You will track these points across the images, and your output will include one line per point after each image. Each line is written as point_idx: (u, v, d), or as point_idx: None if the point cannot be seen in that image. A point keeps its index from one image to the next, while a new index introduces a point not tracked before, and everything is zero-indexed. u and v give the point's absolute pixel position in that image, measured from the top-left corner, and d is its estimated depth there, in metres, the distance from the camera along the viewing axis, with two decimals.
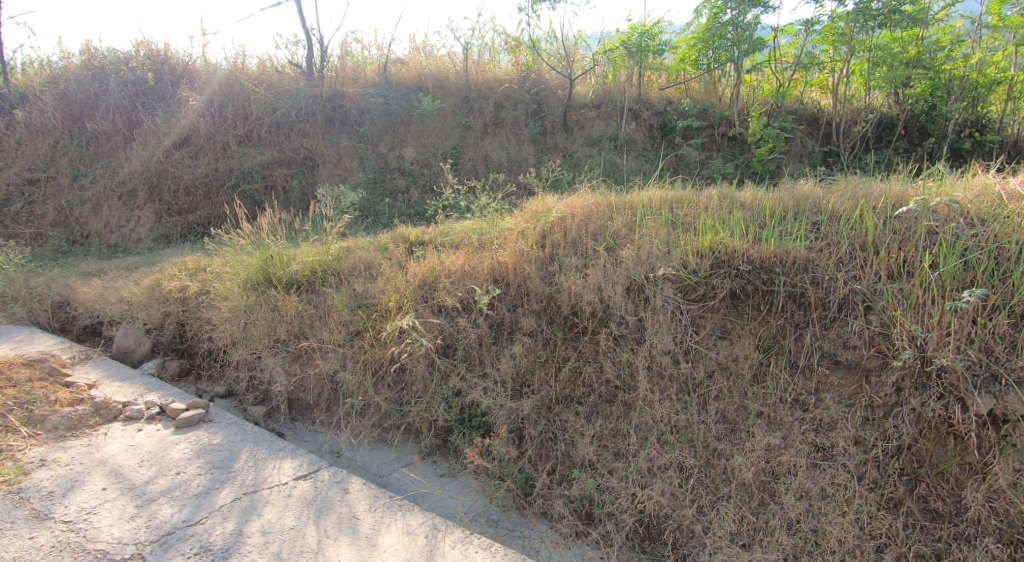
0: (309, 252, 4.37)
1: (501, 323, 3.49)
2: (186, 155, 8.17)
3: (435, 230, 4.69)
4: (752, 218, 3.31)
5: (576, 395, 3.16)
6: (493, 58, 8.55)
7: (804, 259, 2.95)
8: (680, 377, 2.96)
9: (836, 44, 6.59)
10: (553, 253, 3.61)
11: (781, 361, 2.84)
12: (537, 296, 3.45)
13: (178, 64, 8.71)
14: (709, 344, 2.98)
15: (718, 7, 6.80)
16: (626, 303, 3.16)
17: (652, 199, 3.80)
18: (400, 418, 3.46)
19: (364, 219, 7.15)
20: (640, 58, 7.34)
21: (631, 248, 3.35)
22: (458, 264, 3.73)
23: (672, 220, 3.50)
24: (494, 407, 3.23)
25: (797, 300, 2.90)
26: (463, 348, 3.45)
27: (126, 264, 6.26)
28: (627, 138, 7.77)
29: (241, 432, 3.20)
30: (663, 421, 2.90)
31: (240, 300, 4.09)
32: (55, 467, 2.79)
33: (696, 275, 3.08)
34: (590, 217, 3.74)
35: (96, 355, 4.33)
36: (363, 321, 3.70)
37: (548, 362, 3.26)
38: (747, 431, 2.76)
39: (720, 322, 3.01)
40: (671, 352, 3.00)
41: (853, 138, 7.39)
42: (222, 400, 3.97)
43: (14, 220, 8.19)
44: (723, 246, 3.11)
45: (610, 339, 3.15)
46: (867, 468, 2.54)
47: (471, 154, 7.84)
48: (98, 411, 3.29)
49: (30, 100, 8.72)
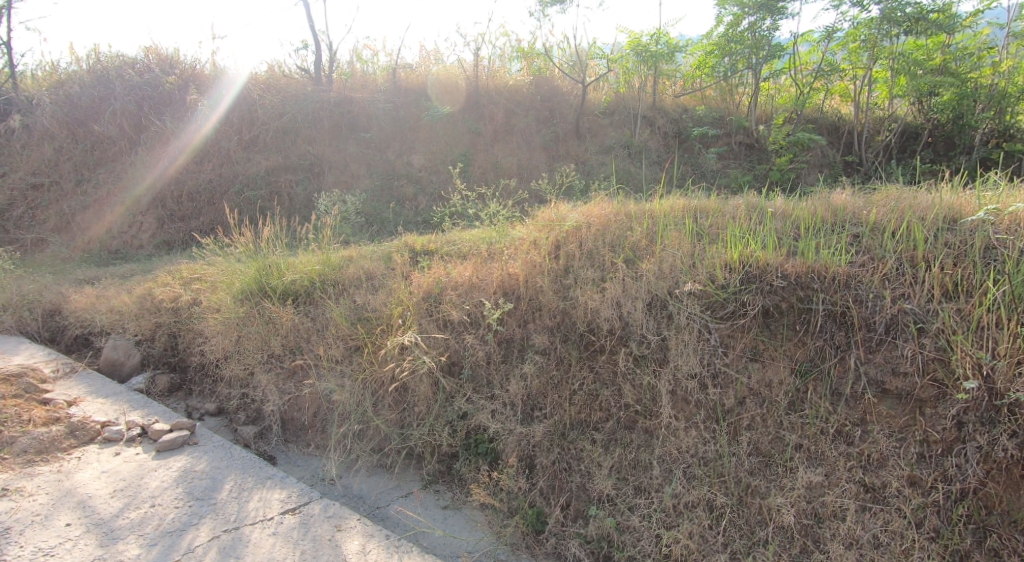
0: (309, 261, 4.15)
1: (510, 339, 3.24)
2: (190, 161, 7.97)
3: (443, 239, 4.46)
4: (784, 230, 3.06)
5: (593, 421, 2.89)
6: (504, 64, 8.27)
7: (845, 274, 2.67)
8: (708, 404, 2.70)
9: (859, 50, 6.43)
10: (567, 265, 3.37)
11: (820, 388, 2.56)
12: (550, 311, 3.20)
13: (186, 69, 8.54)
14: (739, 367, 2.72)
15: (735, 14, 6.60)
16: (648, 320, 2.92)
17: (674, 209, 3.56)
18: (400, 442, 3.19)
19: (370, 226, 6.90)
20: (652, 65, 7.22)
21: (652, 261, 3.10)
22: (465, 276, 3.50)
23: (696, 231, 3.26)
24: (503, 433, 2.97)
25: (837, 320, 2.63)
26: (470, 367, 3.20)
27: (123, 271, 6.04)
28: (641, 146, 7.55)
29: (227, 458, 2.96)
30: (690, 452, 2.63)
31: (233, 311, 3.86)
32: (18, 498, 2.55)
33: (725, 291, 2.84)
34: (607, 226, 3.49)
35: (82, 368, 4.12)
36: (363, 336, 3.45)
37: (561, 384, 3.01)
38: (786, 467, 2.48)
39: (752, 342, 2.75)
40: (696, 376, 2.75)
41: (875, 147, 7.16)
42: (213, 418, 3.73)
43: (16, 226, 8.01)
44: (755, 260, 2.86)
45: (630, 359, 2.91)
46: (926, 514, 2.26)
47: (480, 160, 7.63)
48: (74, 433, 3.06)
49: (37, 105, 8.60)
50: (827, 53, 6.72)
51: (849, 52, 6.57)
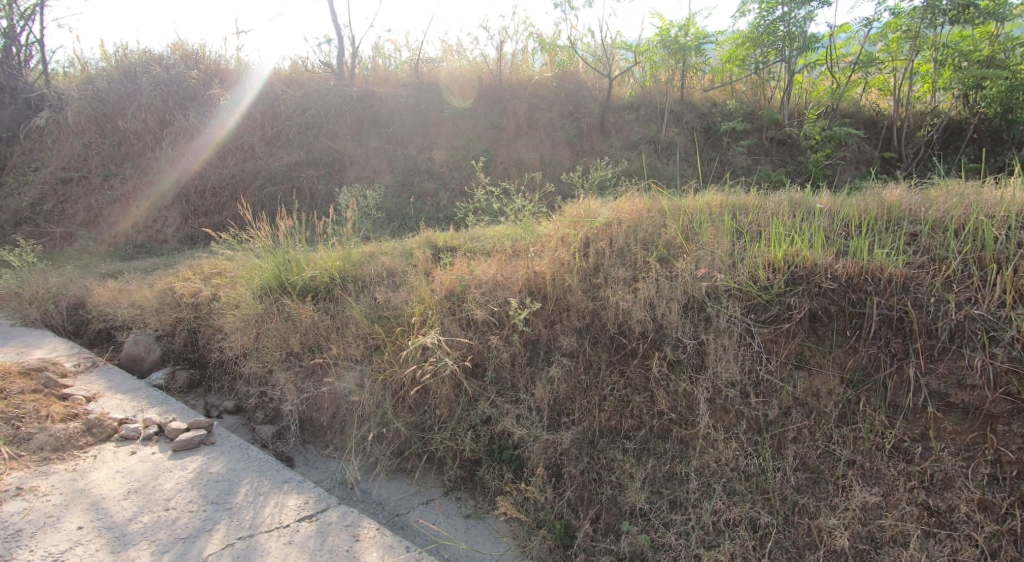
0: (330, 257, 4.04)
1: (537, 341, 3.11)
2: (214, 155, 7.95)
3: (466, 236, 4.33)
4: (831, 228, 2.87)
5: (624, 429, 2.75)
6: (527, 58, 8.12)
7: (903, 276, 2.47)
8: (750, 414, 2.53)
9: (899, 41, 6.13)
10: (597, 263, 3.20)
11: (874, 400, 2.38)
12: (578, 311, 3.06)
13: (211, 64, 8.53)
14: (783, 375, 2.55)
15: (767, 4, 6.37)
16: (684, 323, 2.76)
17: (710, 205, 3.37)
18: (421, 446, 3.07)
19: (391, 222, 6.80)
20: (680, 58, 7.00)
21: (688, 261, 2.93)
22: (490, 274, 3.36)
23: (735, 229, 3.08)
24: (528, 439, 2.83)
25: (894, 325, 2.43)
26: (494, 369, 3.07)
27: (145, 265, 6.04)
28: (668, 142, 7.35)
29: (244, 459, 2.87)
30: (730, 466, 2.47)
31: (252, 307, 3.77)
32: (31, 498, 2.48)
33: (768, 293, 2.67)
34: (639, 223, 3.31)
35: (103, 363, 4.07)
36: (384, 335, 3.33)
37: (591, 389, 2.87)
38: (837, 485, 2.31)
39: (797, 349, 2.57)
40: (737, 384, 2.58)
41: (916, 144, 6.91)
42: (231, 416, 3.65)
43: (46, 220, 8.12)
44: (802, 260, 2.68)
45: (664, 364, 2.75)
46: (1000, 544, 2.09)
47: (502, 156, 7.49)
48: (91, 430, 2.99)
49: (67, 100, 8.68)
50: (864, 45, 6.44)
51: (889, 43, 6.28)
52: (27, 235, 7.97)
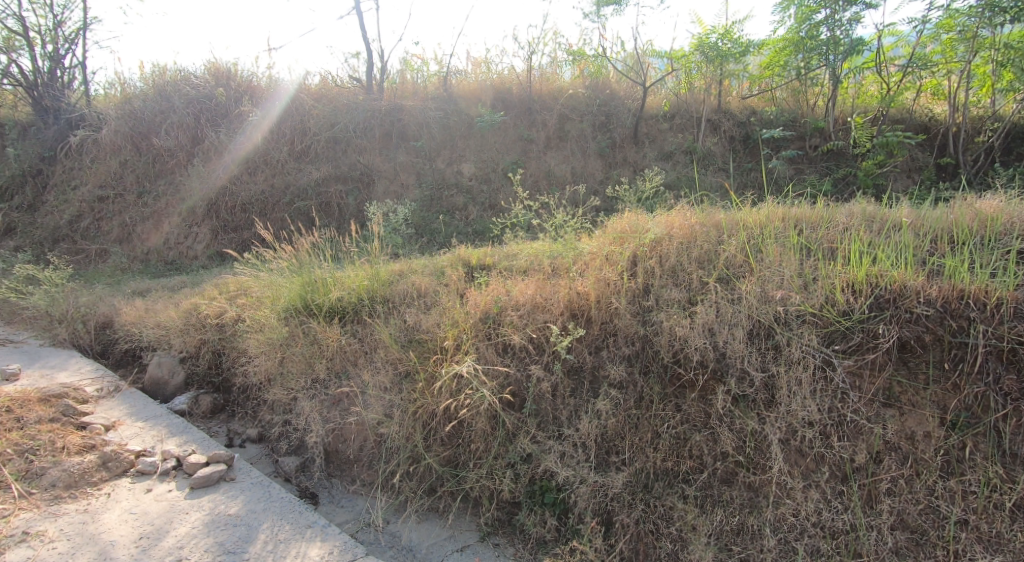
0: (357, 275, 3.82)
1: (580, 368, 2.82)
2: (243, 171, 7.88)
3: (500, 253, 4.09)
4: (917, 244, 2.56)
5: (682, 471, 2.46)
6: (556, 69, 7.88)
7: (1013, 301, 2.20)
8: (833, 459, 2.26)
9: (952, 43, 5.75)
10: (647, 283, 2.91)
11: (984, 447, 2.13)
12: (626, 337, 2.77)
13: (243, 81, 8.50)
14: (871, 415, 2.26)
15: (808, 7, 6.06)
16: (750, 352, 2.46)
17: (772, 218, 3.05)
18: (455, 484, 2.80)
19: (420, 237, 6.63)
20: (718, 66, 6.66)
21: (753, 280, 2.63)
22: (528, 294, 3.09)
23: (803, 245, 2.76)
24: (574, 482, 2.55)
25: (1003, 358, 2.17)
26: (534, 400, 2.79)
27: (173, 283, 5.97)
28: (706, 151, 7.03)
29: (265, 499, 2.65)
30: (812, 520, 2.21)
31: (276, 330, 3.57)
32: (37, 545, 2.30)
33: (849, 319, 2.37)
34: (693, 239, 3.01)
35: (126, 388, 3.91)
36: (415, 361, 3.08)
37: (642, 425, 2.58)
38: (946, 549, 2.07)
39: (885, 384, 2.29)
40: (816, 424, 2.29)
41: (975, 150, 6.36)
42: (254, 445, 3.45)
43: (82, 237, 8.17)
44: (888, 280, 2.38)
45: (728, 399, 2.45)
46: None
47: (532, 168, 7.27)
48: (106, 464, 2.80)
49: (105, 120, 8.76)
50: (914, 47, 6.06)
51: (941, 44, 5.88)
52: (64, 252, 8.03)
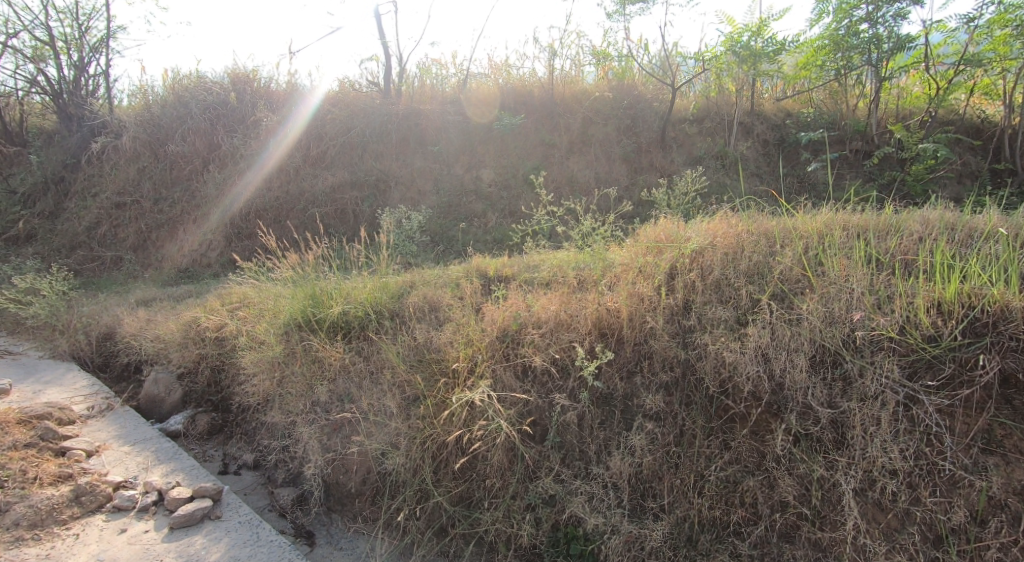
0: (365, 287, 3.51)
1: (611, 396, 2.46)
2: (259, 178, 7.67)
3: (521, 263, 3.75)
4: (1015, 256, 2.20)
5: (733, 523, 2.10)
6: (580, 72, 7.55)
7: None
8: (922, 516, 1.90)
9: (1006, 39, 5.25)
10: (688, 300, 2.53)
11: None
12: (664, 361, 2.40)
13: (260, 87, 8.32)
14: (968, 464, 1.91)
15: (848, 3, 5.64)
16: (815, 383, 2.09)
17: (832, 226, 2.66)
18: (468, 527, 2.46)
19: (436, 246, 6.36)
20: (751, 67, 6.19)
21: (817, 297, 2.24)
22: (551, 310, 2.73)
23: (872, 257, 2.38)
24: (605, 532, 2.20)
25: None
26: (558, 432, 2.43)
27: (181, 292, 5.73)
28: (738, 156, 6.63)
29: (251, 543, 2.35)
30: None
31: (274, 347, 3.26)
32: None
33: (937, 346, 2.02)
34: (740, 248, 2.63)
35: (119, 406, 3.64)
36: (424, 385, 2.74)
37: (683, 465, 2.20)
38: None
39: (985, 426, 1.94)
40: (900, 474, 1.94)
41: None
42: (250, 473, 3.15)
43: (99, 244, 8.02)
44: (988, 300, 2.02)
45: (788, 438, 2.08)
46: None
47: (554, 173, 6.93)
48: (79, 498, 2.52)
49: (122, 126, 8.64)
50: (964, 46, 5.55)
51: (993, 41, 5.39)
52: (79, 260, 7.89)
